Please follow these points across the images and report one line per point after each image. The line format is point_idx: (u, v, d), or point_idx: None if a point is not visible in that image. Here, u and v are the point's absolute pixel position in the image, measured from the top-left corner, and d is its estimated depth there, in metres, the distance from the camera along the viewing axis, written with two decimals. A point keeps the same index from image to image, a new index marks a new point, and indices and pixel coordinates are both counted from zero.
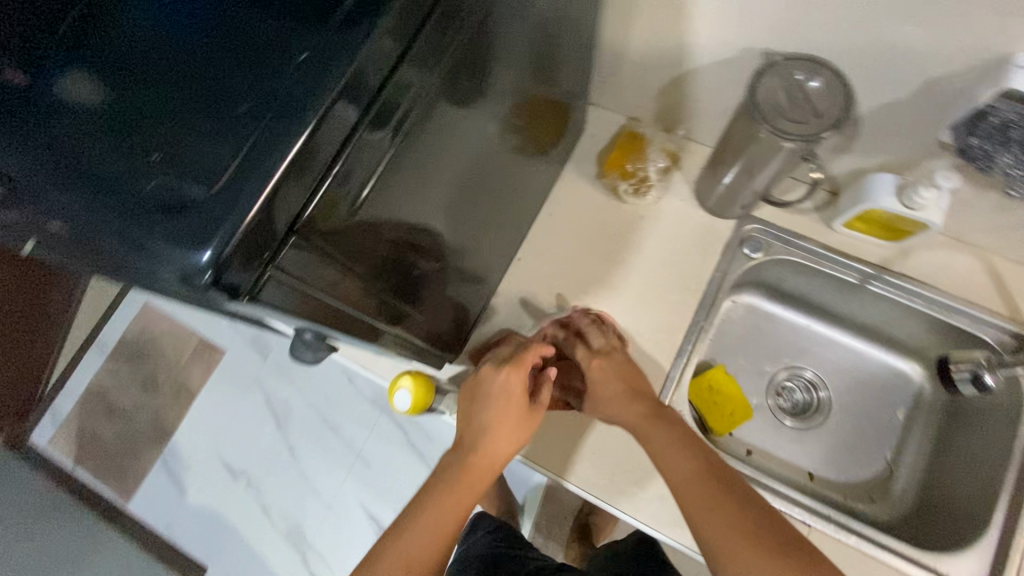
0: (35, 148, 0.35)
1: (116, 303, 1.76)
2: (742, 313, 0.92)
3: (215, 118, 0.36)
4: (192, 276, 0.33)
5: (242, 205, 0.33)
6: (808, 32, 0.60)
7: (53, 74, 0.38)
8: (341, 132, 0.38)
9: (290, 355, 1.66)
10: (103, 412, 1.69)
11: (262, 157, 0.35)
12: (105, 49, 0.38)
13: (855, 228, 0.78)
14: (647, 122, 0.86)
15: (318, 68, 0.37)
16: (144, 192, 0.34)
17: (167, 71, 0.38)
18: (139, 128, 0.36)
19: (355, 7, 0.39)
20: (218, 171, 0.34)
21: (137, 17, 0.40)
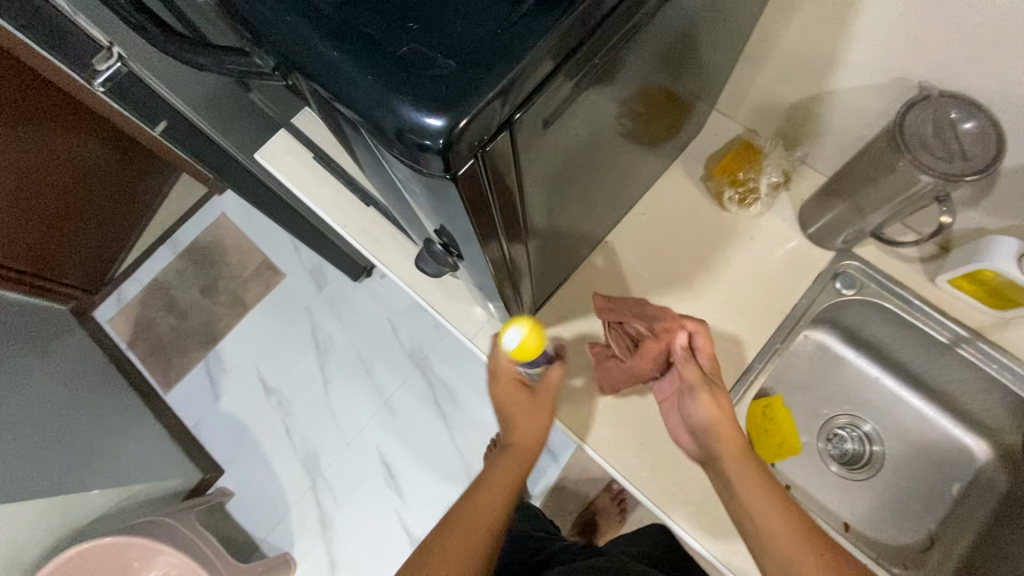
0: None
1: (198, 207, 1.86)
2: (812, 349, 0.88)
3: None
4: (416, 141, 0.28)
5: (485, 91, 0.28)
6: (976, 71, 0.58)
7: None
8: (543, 74, 0.31)
9: (343, 293, 1.72)
10: (163, 303, 1.79)
11: (508, 49, 0.29)
12: None
13: (960, 288, 0.75)
14: (767, 136, 0.84)
15: None
16: (383, 43, 0.29)
17: None
18: None
19: None
20: (450, 23, 0.30)
21: None
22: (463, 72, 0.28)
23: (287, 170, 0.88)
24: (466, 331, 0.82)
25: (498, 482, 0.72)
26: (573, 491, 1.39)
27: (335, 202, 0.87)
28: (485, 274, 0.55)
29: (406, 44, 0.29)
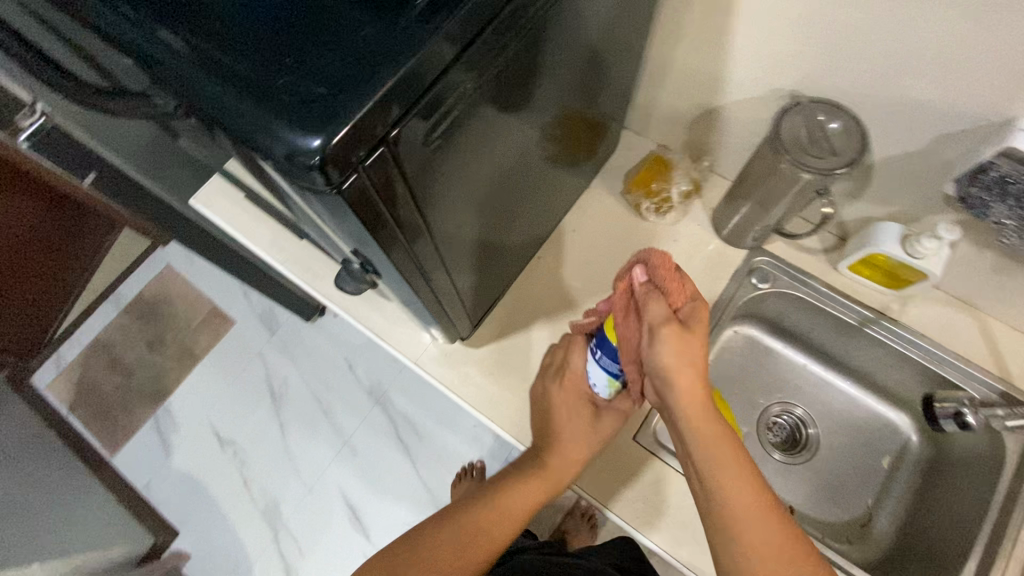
0: (170, 20, 0.35)
1: (141, 261, 1.83)
2: (742, 343, 0.95)
3: (339, 27, 0.34)
4: (298, 161, 0.31)
5: (355, 111, 0.31)
6: (833, 80, 0.66)
7: None
8: (405, 102, 0.34)
9: (296, 335, 1.70)
10: (107, 363, 1.73)
11: (374, 77, 0.33)
12: None
13: (859, 272, 0.82)
14: (676, 150, 0.92)
15: (429, 16, 0.35)
16: (264, 78, 0.32)
17: None
18: (264, 21, 0.34)
19: None
20: (324, 56, 0.33)
21: None
22: (336, 98, 0.32)
23: (223, 213, 0.90)
24: (410, 355, 0.84)
25: (518, 501, 0.68)
26: (540, 510, 1.40)
27: (273, 240, 0.88)
28: (410, 292, 0.57)
29: (286, 78, 0.32)
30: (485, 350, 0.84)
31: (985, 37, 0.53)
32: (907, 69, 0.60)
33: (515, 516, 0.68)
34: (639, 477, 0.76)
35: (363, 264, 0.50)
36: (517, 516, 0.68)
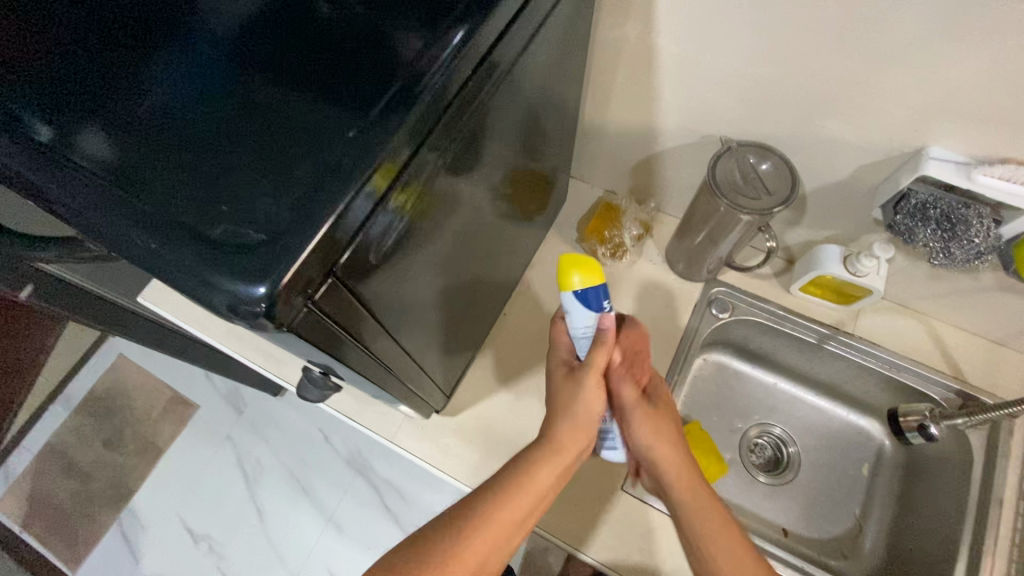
0: (107, 182, 0.36)
1: (90, 354, 1.73)
2: (712, 371, 0.98)
3: (279, 166, 0.36)
4: (244, 309, 0.32)
5: (296, 254, 0.32)
6: (758, 124, 0.70)
7: (121, 116, 0.38)
8: (356, 223, 0.36)
9: (265, 412, 1.63)
10: (61, 469, 1.61)
11: (315, 211, 0.34)
12: (169, 93, 0.39)
13: (810, 292, 0.86)
14: (623, 194, 0.95)
15: (371, 137, 0.37)
16: (207, 232, 0.33)
17: (230, 118, 0.38)
18: (203, 171, 0.36)
19: (395, 95, 0.39)
20: (264, 196, 0.35)
21: (203, 63, 0.41)
22: (281, 240, 0.33)
23: (172, 308, 0.87)
24: (385, 432, 0.82)
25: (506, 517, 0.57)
26: (544, 558, 1.40)
27: (229, 331, 0.86)
28: (378, 386, 0.57)
29: (227, 225, 0.34)
30: (461, 416, 0.82)
31: (887, 79, 0.57)
32: (820, 111, 0.64)
33: (497, 539, 0.56)
34: (632, 527, 0.76)
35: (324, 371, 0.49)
36: (497, 534, 0.56)
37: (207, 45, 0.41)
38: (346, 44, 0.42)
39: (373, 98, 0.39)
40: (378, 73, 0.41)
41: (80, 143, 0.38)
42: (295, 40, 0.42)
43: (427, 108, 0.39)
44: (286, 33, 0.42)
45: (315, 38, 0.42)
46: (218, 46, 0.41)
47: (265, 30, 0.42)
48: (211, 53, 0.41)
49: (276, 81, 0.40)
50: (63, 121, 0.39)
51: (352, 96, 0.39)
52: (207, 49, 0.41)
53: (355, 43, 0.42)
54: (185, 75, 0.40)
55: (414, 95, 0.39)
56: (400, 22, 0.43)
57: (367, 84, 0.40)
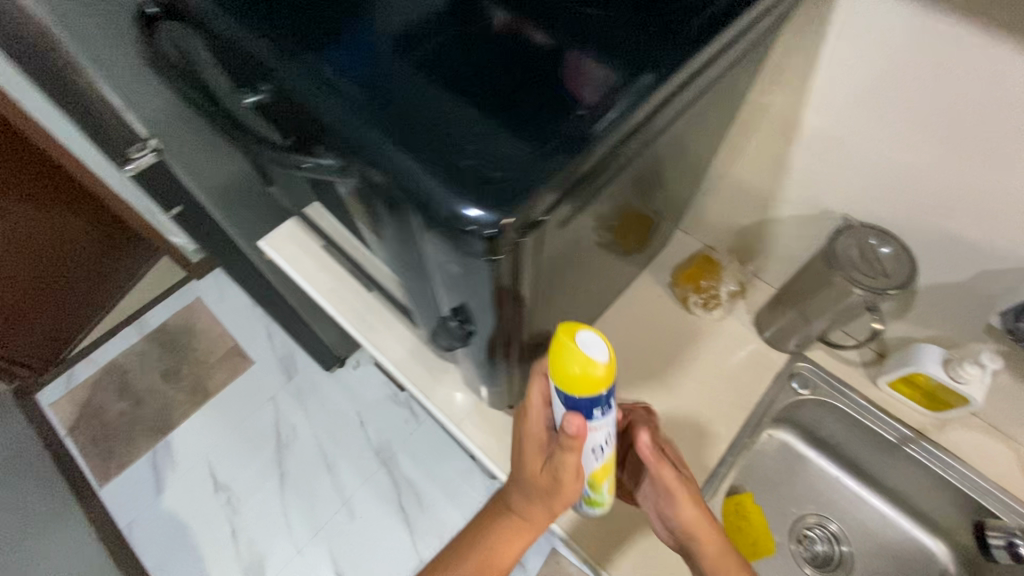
0: (375, 106, 0.43)
1: (173, 290, 1.87)
2: (776, 447, 0.95)
3: (515, 123, 0.42)
4: (476, 232, 0.38)
5: (524, 198, 0.39)
6: (884, 208, 0.72)
7: (388, 55, 0.45)
8: (563, 188, 0.42)
9: (312, 383, 1.69)
10: (118, 387, 1.71)
11: (542, 168, 0.40)
12: (430, 44, 0.46)
13: (898, 389, 0.84)
14: (723, 251, 0.97)
15: (589, 121, 0.43)
16: (454, 161, 0.40)
17: (479, 77, 0.45)
18: (454, 113, 0.42)
19: (610, 91, 0.46)
20: (502, 145, 0.41)
21: (460, 25, 0.47)
22: (493, 186, 0.39)
23: (288, 256, 0.95)
24: (451, 417, 0.84)
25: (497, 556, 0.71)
26: None
27: (334, 290, 0.92)
28: (488, 353, 0.61)
29: (469, 159, 0.40)
30: None
31: None
32: (955, 209, 0.66)
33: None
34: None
35: (462, 320, 0.54)
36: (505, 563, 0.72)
37: (465, 10, 0.48)
38: (574, 37, 0.48)
39: (572, 99, 0.45)
40: (600, 68, 0.47)
41: (328, 69, 0.45)
42: (525, 32, 0.48)
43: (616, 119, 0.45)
44: (528, 15, 0.49)
45: (541, 33, 0.48)
46: (472, 14, 0.48)
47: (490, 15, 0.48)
48: (468, 17, 0.48)
49: (517, 56, 0.46)
50: (341, 49, 0.46)
51: (564, 89, 0.45)
52: (465, 14, 0.48)
53: (583, 36, 0.48)
54: (424, 36, 0.47)
55: (624, 98, 0.45)
56: (612, 36, 0.49)
57: (571, 84, 0.46)
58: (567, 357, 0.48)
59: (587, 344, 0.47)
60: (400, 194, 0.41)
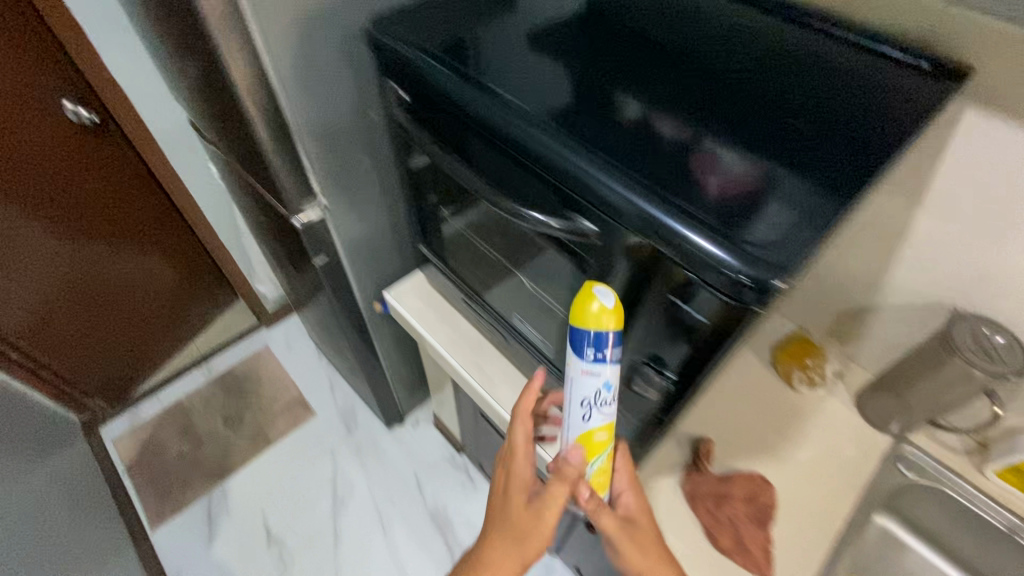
0: (647, 182, 0.53)
1: (244, 337, 1.94)
2: (878, 533, 0.95)
3: (768, 206, 0.51)
4: (752, 287, 0.45)
5: (791, 263, 0.46)
6: (993, 302, 0.79)
7: (647, 150, 0.57)
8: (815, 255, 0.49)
9: (372, 439, 1.70)
10: (180, 428, 1.73)
11: (800, 240, 0.48)
12: (677, 144, 0.58)
13: (1007, 480, 0.85)
14: (819, 334, 1.03)
15: (830, 203, 0.51)
16: (725, 232, 0.49)
17: (726, 169, 0.55)
18: (715, 196, 0.52)
19: (841, 178, 0.54)
20: (760, 223, 0.50)
21: (698, 131, 0.59)
22: (722, 239, 0.48)
23: (413, 308, 1.04)
24: None
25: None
26: None
27: (453, 341, 1.00)
28: (675, 412, 0.64)
29: (738, 232, 0.49)
30: None
31: None
32: None
33: None
34: None
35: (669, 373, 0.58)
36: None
37: (700, 122, 0.60)
38: (792, 138, 0.58)
39: (733, 172, 0.55)
40: (823, 160, 0.56)
41: (564, 141, 0.57)
42: (748, 134, 0.59)
43: (838, 210, 0.51)
44: (749, 123, 0.60)
45: (761, 137, 0.58)
46: (706, 122, 0.60)
47: (640, 111, 0.62)
48: (702, 125, 0.60)
49: (752, 151, 0.57)
50: (607, 141, 0.57)
51: (797, 177, 0.54)
52: (701, 124, 0.60)
53: (799, 138, 0.58)
54: (639, 133, 0.59)
55: (853, 183, 0.53)
56: (822, 136, 0.58)
57: (725, 160, 0.56)
58: (585, 310, 0.56)
59: (601, 295, 0.56)
60: (675, 255, 0.50)
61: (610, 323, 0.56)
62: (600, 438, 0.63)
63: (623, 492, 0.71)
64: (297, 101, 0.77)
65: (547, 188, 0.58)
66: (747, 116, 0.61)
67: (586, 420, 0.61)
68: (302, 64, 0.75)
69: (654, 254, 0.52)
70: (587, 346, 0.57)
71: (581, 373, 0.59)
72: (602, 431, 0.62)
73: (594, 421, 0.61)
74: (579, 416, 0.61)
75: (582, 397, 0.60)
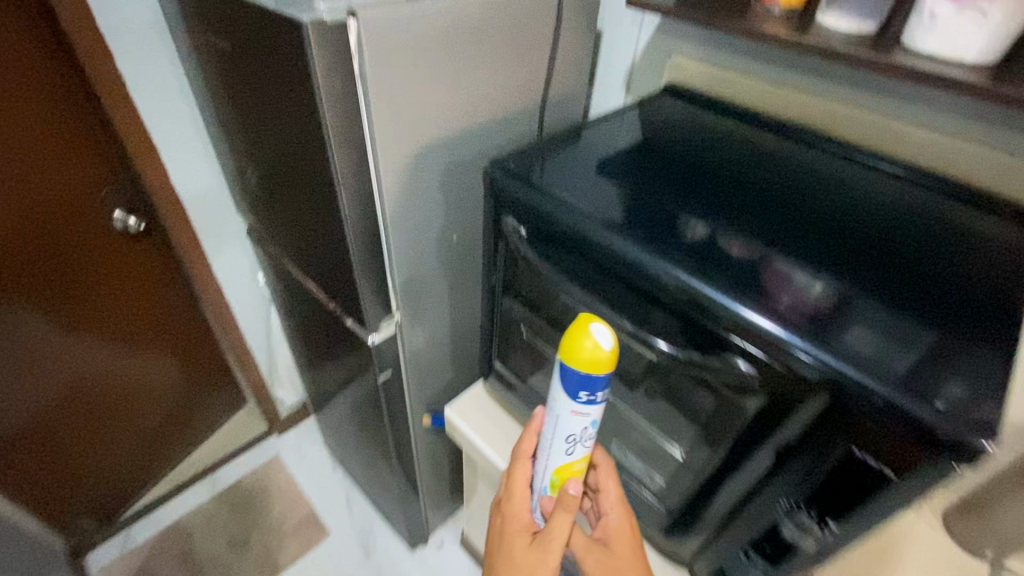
0: (802, 324, 0.53)
1: (253, 445, 1.82)
2: None
3: (925, 352, 0.52)
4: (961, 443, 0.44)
5: (986, 416, 0.45)
6: None
7: (783, 288, 0.58)
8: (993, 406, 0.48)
9: (394, 562, 1.55)
10: (178, 553, 1.55)
11: (976, 390, 0.48)
12: (807, 283, 0.59)
13: None
14: None
15: (983, 351, 0.52)
16: (903, 381, 0.48)
17: (865, 311, 0.56)
18: (870, 341, 0.52)
19: (978, 325, 0.55)
20: (927, 371, 0.50)
21: (820, 271, 0.61)
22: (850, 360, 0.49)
23: (476, 426, 1.00)
24: None
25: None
26: None
27: None
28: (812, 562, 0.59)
29: (914, 381, 0.48)
30: None
31: None
32: None
33: None
34: None
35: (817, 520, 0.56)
36: None
37: (817, 262, 0.63)
38: (911, 281, 0.61)
39: (806, 290, 0.58)
40: (953, 306, 0.58)
41: (689, 270, 0.58)
42: (869, 276, 0.61)
43: (956, 342, 0.53)
44: (864, 265, 0.63)
45: (883, 279, 0.61)
46: (823, 263, 0.62)
47: (707, 232, 0.66)
48: (821, 266, 0.62)
49: (882, 295, 0.58)
50: (741, 278, 0.58)
51: (937, 322, 0.55)
52: (819, 265, 0.62)
53: (920, 281, 0.61)
54: (763, 270, 0.60)
55: (992, 330, 0.55)
56: (939, 279, 0.61)
57: (797, 280, 0.60)
58: (579, 344, 0.56)
59: (598, 333, 0.56)
60: (856, 400, 0.48)
61: (605, 361, 0.56)
62: (577, 467, 0.69)
63: (607, 516, 0.71)
64: (399, 216, 0.80)
65: (687, 323, 0.59)
66: (806, 240, 0.66)
67: (569, 454, 0.67)
68: (407, 186, 0.78)
69: (823, 398, 0.50)
70: (584, 392, 0.59)
71: (570, 413, 0.62)
72: (581, 460, 0.68)
73: (577, 452, 0.67)
74: (563, 451, 0.67)
75: (568, 436, 0.65)
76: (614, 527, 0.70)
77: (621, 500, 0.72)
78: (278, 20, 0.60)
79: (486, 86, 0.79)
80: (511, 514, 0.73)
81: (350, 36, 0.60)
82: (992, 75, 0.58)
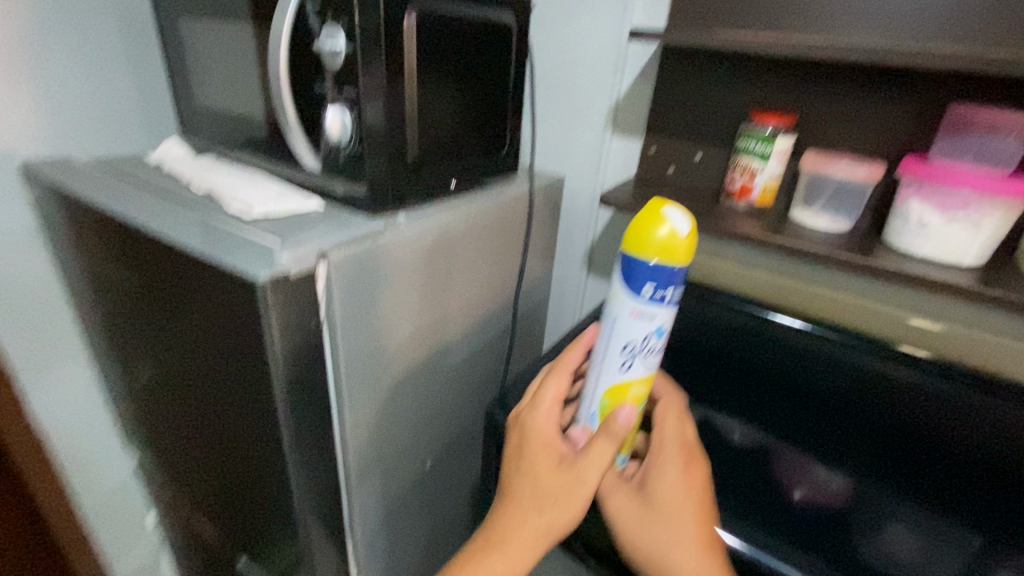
0: (800, 529, 0.57)
1: None
2: None
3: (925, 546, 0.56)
4: None
5: None
6: None
7: (793, 483, 0.63)
8: None
9: None
10: None
11: None
12: (812, 474, 0.64)
13: None
14: None
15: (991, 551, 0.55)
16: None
17: (865, 503, 0.61)
18: (867, 539, 0.57)
19: (989, 520, 0.57)
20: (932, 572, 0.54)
21: (824, 463, 0.66)
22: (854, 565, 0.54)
23: None
24: None
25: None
26: None
27: None
28: None
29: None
30: None
31: None
32: None
33: None
34: None
35: None
36: None
37: (827, 447, 0.67)
38: (916, 461, 0.62)
39: (826, 483, 0.63)
40: (965, 489, 0.59)
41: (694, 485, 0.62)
42: (874, 463, 0.64)
43: (970, 542, 0.56)
44: (864, 449, 0.65)
45: (888, 465, 0.63)
46: (829, 448, 0.67)
47: (740, 430, 0.71)
48: (826, 451, 0.66)
49: (882, 482, 0.63)
50: (755, 482, 0.64)
51: (950, 516, 0.59)
52: (829, 451, 0.66)
53: (926, 462, 0.62)
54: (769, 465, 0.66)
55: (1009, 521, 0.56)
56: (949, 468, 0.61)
57: (816, 471, 0.65)
58: (648, 232, 0.43)
59: (675, 217, 0.43)
60: None
61: (680, 255, 0.43)
62: (637, 393, 0.49)
63: (658, 466, 0.51)
64: (369, 468, 0.62)
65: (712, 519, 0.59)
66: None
67: (624, 370, 0.48)
68: (382, 430, 0.62)
69: None
70: (639, 283, 0.44)
71: (632, 314, 0.46)
72: (640, 382, 0.49)
73: (636, 370, 0.48)
74: (617, 367, 0.48)
75: (625, 343, 0.47)
76: (664, 473, 0.51)
77: (682, 441, 0.53)
78: (218, 270, 0.46)
79: (464, 296, 0.69)
80: (535, 453, 0.50)
81: (318, 286, 0.47)
82: (994, 279, 0.58)
